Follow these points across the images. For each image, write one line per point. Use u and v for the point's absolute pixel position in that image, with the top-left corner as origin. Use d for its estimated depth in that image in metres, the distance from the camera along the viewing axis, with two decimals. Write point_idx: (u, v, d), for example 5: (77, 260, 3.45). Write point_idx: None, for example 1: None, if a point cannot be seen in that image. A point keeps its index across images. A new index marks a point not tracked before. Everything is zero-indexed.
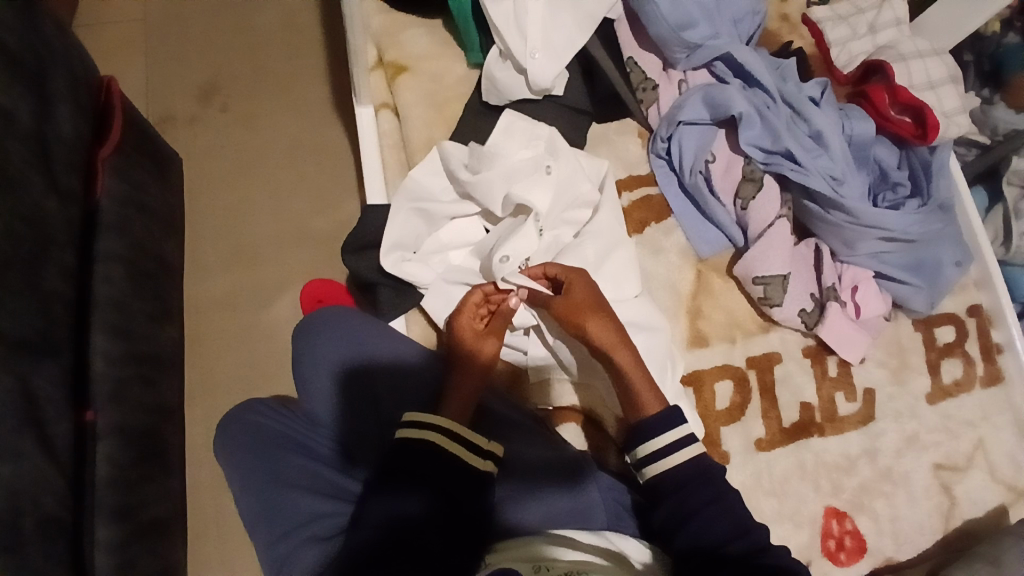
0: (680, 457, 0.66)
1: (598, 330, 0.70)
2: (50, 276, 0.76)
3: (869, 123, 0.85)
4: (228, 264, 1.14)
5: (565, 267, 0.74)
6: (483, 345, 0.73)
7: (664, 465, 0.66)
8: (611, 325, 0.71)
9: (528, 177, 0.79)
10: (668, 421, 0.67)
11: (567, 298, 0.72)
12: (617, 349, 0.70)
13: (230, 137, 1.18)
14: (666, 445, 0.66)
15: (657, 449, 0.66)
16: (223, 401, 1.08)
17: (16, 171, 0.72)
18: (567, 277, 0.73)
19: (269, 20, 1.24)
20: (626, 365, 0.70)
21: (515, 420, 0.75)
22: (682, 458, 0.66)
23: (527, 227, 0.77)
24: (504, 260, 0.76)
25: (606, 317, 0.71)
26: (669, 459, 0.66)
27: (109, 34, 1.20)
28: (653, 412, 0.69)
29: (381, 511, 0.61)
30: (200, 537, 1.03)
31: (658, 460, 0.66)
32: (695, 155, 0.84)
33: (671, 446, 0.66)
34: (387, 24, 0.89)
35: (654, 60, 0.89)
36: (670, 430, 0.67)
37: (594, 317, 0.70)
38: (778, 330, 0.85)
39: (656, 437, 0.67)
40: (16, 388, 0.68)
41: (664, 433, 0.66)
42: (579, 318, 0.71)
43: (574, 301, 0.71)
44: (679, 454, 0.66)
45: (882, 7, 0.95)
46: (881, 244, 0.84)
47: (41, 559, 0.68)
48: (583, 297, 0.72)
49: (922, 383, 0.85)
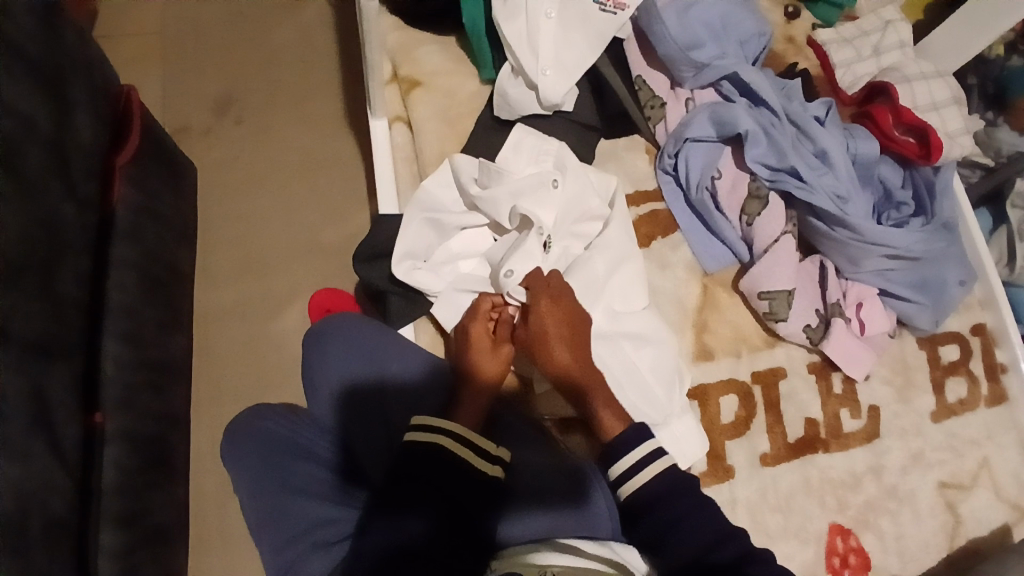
0: (650, 471, 0.67)
1: (560, 358, 0.72)
2: (64, 279, 0.77)
3: (873, 142, 0.87)
4: (238, 273, 1.15)
5: (540, 283, 0.75)
6: (500, 353, 0.75)
7: (635, 483, 0.67)
8: (569, 352, 0.72)
9: (536, 193, 0.79)
10: (637, 438, 0.69)
11: (528, 328, 0.73)
12: (579, 378, 0.72)
13: (245, 149, 1.21)
14: (635, 462, 0.68)
15: (629, 466, 0.68)
16: (231, 408, 1.09)
17: (36, 176, 0.74)
18: (537, 299, 0.74)
19: (285, 36, 1.27)
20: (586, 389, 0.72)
21: (516, 426, 0.76)
22: (652, 474, 0.67)
23: (531, 241, 0.77)
24: (508, 274, 0.76)
25: (566, 344, 0.72)
26: (640, 475, 0.67)
27: (129, 46, 1.23)
28: (614, 432, 0.71)
29: (389, 518, 0.61)
30: (204, 546, 1.03)
31: (630, 478, 0.67)
32: (702, 172, 0.86)
33: (640, 462, 0.68)
34: (402, 41, 0.92)
35: (661, 78, 0.91)
36: (640, 446, 0.68)
37: (555, 345, 0.72)
38: (784, 345, 0.85)
39: (625, 456, 0.68)
40: (28, 388, 0.69)
41: (632, 450, 0.68)
42: (537, 349, 0.72)
43: (537, 330, 0.72)
44: (651, 467, 0.67)
45: (886, 30, 0.97)
46: (885, 262, 0.85)
47: (47, 560, 0.68)
48: (544, 328, 0.72)
49: (927, 401, 0.86)
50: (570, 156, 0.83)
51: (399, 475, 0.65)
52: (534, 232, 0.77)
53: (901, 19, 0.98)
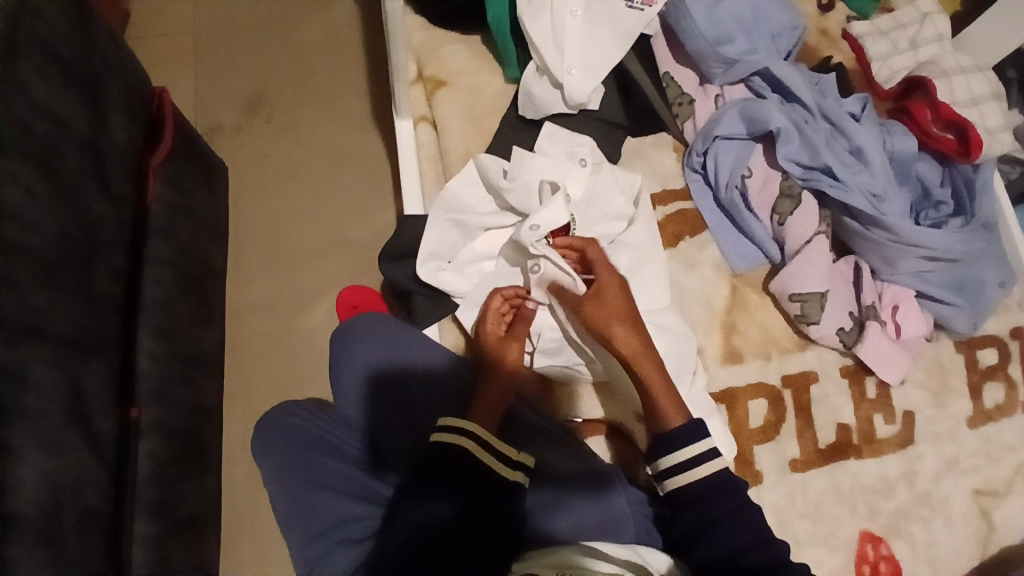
0: (704, 470, 0.65)
1: (624, 340, 0.71)
2: (100, 277, 0.80)
3: (911, 140, 0.84)
4: (268, 271, 1.17)
5: (603, 262, 0.75)
6: (506, 349, 0.75)
7: (685, 478, 0.66)
8: (636, 335, 0.71)
9: (564, 168, 0.80)
10: (693, 434, 0.66)
11: (597, 301, 0.73)
12: (643, 362, 0.71)
13: (274, 147, 1.22)
14: (688, 458, 0.66)
15: (680, 461, 0.66)
16: (261, 403, 1.11)
17: (73, 177, 0.76)
18: (601, 274, 0.74)
19: (314, 35, 1.28)
20: (648, 374, 0.70)
21: (533, 426, 0.75)
22: (705, 473, 0.65)
23: (558, 201, 0.77)
24: (533, 228, 0.76)
25: (633, 327, 0.72)
26: (692, 472, 0.66)
27: (160, 47, 1.25)
28: (675, 425, 0.68)
29: (412, 516, 0.61)
30: (234, 538, 1.05)
31: (678, 474, 0.66)
32: (731, 171, 0.84)
33: (693, 460, 0.66)
34: (427, 40, 0.91)
35: (690, 75, 0.89)
36: (693, 443, 0.66)
37: (621, 326, 0.71)
38: (816, 348, 0.83)
39: (678, 451, 0.66)
40: (66, 384, 0.72)
41: (687, 446, 0.66)
42: (606, 325, 0.71)
43: (606, 308, 0.72)
44: (705, 466, 0.65)
45: (924, 22, 0.93)
46: (922, 263, 0.82)
47: (82, 551, 0.71)
48: (614, 305, 0.72)
49: (963, 406, 0.83)
50: (597, 156, 0.83)
51: (423, 473, 0.64)
52: (562, 194, 0.77)
53: (938, 11, 0.94)
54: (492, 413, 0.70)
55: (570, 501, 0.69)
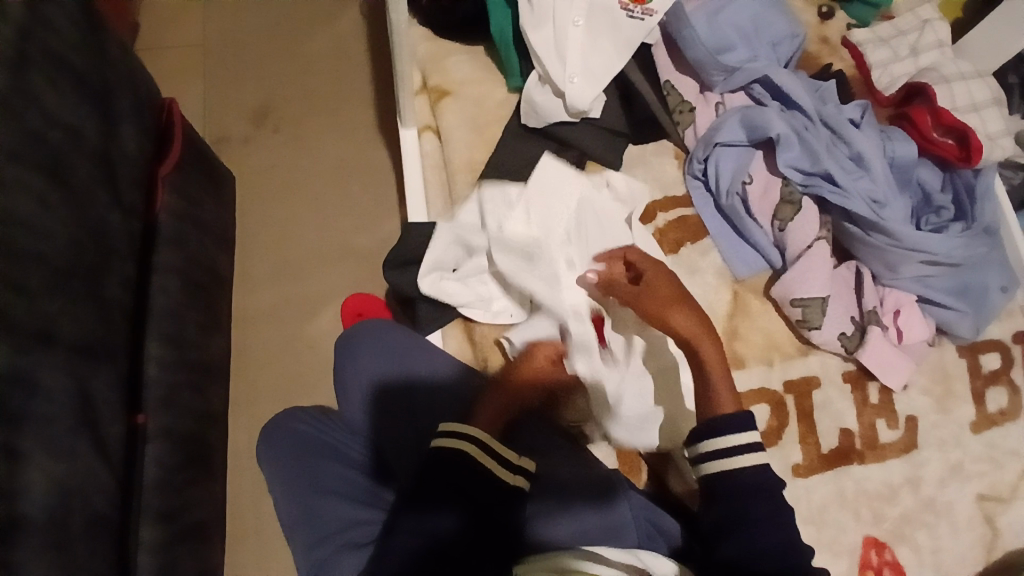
0: (744, 460, 0.64)
1: (683, 324, 0.70)
2: (110, 285, 0.82)
3: (912, 146, 0.84)
4: (274, 280, 1.18)
5: (647, 257, 0.76)
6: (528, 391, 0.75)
7: (724, 464, 0.64)
8: (693, 315, 0.70)
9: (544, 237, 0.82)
10: (744, 423, 0.65)
11: (648, 291, 0.72)
12: (702, 340, 0.69)
13: (281, 158, 1.24)
14: (734, 444, 0.64)
15: (723, 448, 0.64)
16: (266, 410, 1.12)
17: (84, 186, 0.78)
18: (651, 270, 0.75)
19: (320, 47, 1.30)
20: (709, 358, 0.69)
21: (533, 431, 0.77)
22: (747, 462, 0.64)
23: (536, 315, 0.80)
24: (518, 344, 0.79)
25: (687, 308, 0.71)
26: (734, 460, 0.64)
27: (170, 59, 1.27)
28: (727, 412, 0.67)
29: (415, 527, 0.61)
30: (239, 545, 1.06)
31: (718, 459, 0.65)
32: (732, 177, 0.85)
33: (739, 447, 0.64)
34: (432, 50, 0.92)
35: (690, 83, 0.90)
36: (745, 431, 0.64)
37: (677, 310, 0.70)
38: (818, 353, 0.83)
39: (726, 436, 0.64)
40: (75, 390, 0.73)
41: (738, 433, 0.64)
42: (662, 314, 0.71)
43: (658, 297, 0.72)
44: (746, 456, 0.64)
45: (924, 29, 0.94)
46: (924, 268, 0.82)
47: (88, 554, 0.72)
48: (663, 291, 0.72)
49: (966, 411, 0.82)
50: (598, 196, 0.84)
51: (424, 480, 0.64)
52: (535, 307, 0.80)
53: (939, 18, 0.95)
54: (495, 417, 0.71)
55: (573, 506, 0.70)
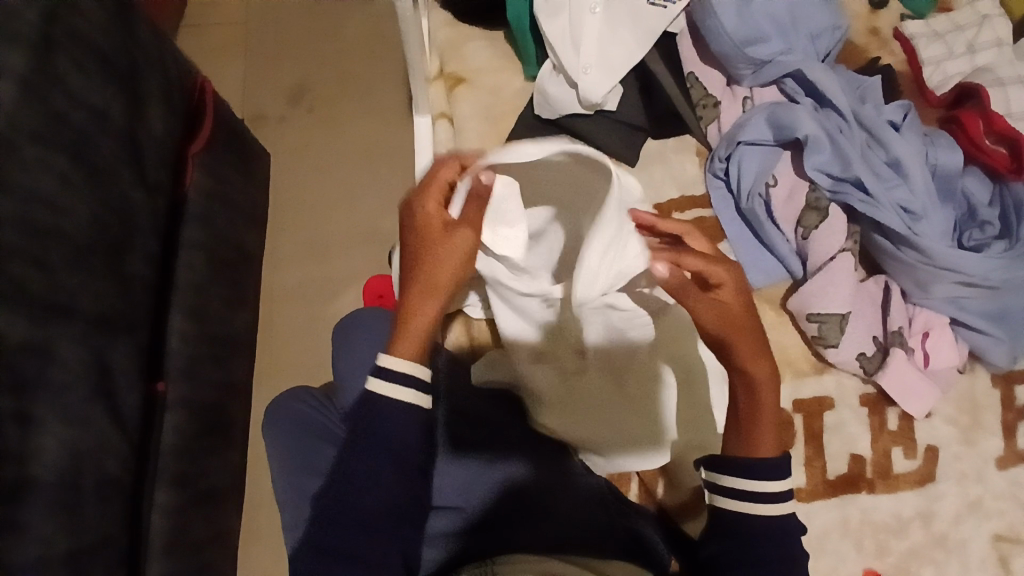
0: (766, 507, 0.54)
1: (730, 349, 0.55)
2: (132, 261, 0.83)
3: (958, 154, 0.78)
4: (302, 256, 1.20)
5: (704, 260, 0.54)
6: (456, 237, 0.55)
7: (742, 505, 0.54)
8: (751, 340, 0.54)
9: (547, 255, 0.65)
10: (776, 469, 0.54)
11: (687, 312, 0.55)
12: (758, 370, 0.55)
13: (314, 137, 1.25)
14: (761, 488, 0.54)
15: (749, 489, 0.54)
16: (286, 383, 1.15)
17: (106, 165, 0.78)
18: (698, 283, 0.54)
19: (359, 26, 1.30)
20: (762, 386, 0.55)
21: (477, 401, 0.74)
22: (769, 510, 0.54)
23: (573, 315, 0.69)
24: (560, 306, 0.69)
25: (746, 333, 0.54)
26: (753, 505, 0.54)
27: (214, 35, 1.30)
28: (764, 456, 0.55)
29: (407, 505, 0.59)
30: (255, 510, 1.10)
31: (734, 495, 0.55)
32: (755, 178, 0.79)
33: (761, 493, 0.54)
34: (451, 36, 0.90)
35: (716, 76, 0.84)
36: (774, 478, 0.54)
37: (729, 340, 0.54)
38: (834, 372, 0.78)
39: (750, 475, 0.54)
40: (91, 360, 0.75)
41: (767, 477, 0.54)
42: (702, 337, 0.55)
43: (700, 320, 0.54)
44: (768, 504, 0.54)
45: (982, 25, 0.87)
46: (958, 289, 0.75)
47: (98, 517, 0.75)
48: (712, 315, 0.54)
49: (994, 445, 0.76)
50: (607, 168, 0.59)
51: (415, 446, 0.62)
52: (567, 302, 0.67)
53: (1000, 14, 0.87)
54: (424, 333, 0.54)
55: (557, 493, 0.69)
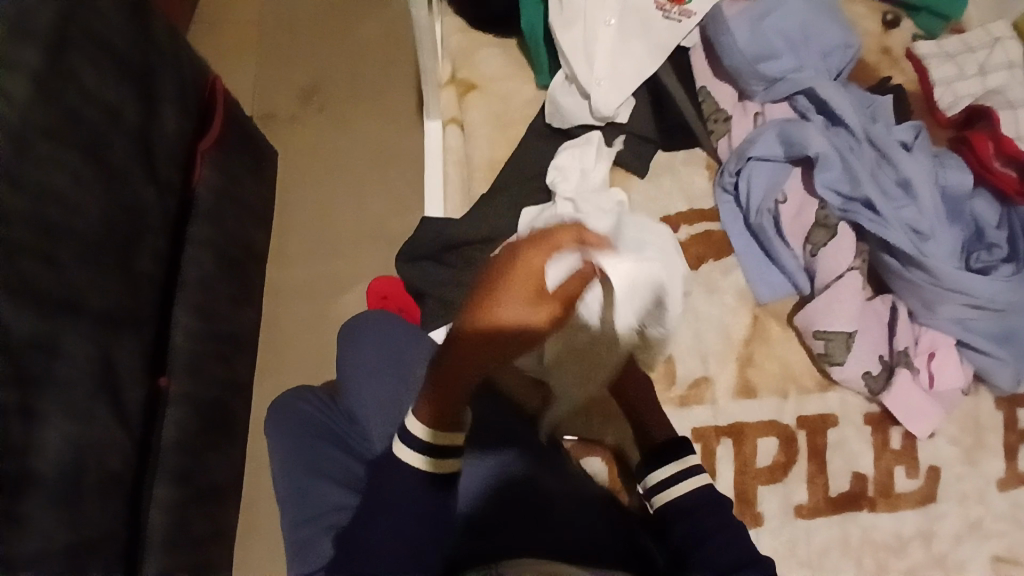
0: (684, 487, 0.63)
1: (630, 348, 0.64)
2: (141, 257, 0.83)
3: (966, 175, 0.79)
4: (308, 257, 1.20)
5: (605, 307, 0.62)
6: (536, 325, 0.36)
7: (670, 493, 0.64)
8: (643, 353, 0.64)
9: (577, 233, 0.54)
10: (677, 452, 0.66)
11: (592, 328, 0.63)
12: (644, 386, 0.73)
13: (324, 138, 1.26)
14: (673, 473, 0.64)
15: (663, 480, 0.64)
16: (289, 382, 1.14)
17: (118, 162, 0.78)
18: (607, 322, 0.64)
19: (371, 29, 1.31)
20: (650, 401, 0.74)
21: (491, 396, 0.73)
22: (687, 488, 0.63)
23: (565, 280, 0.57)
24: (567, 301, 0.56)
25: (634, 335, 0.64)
26: (678, 487, 0.63)
27: (226, 34, 1.30)
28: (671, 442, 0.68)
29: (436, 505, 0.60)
30: (253, 510, 1.09)
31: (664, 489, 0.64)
32: (764, 195, 0.80)
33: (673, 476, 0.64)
34: (464, 43, 0.91)
35: (728, 91, 0.85)
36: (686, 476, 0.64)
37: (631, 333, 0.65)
38: (838, 390, 0.78)
39: (660, 468, 0.65)
40: (97, 352, 0.74)
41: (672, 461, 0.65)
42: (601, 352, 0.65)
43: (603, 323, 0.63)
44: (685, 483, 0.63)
45: (994, 47, 0.88)
46: (965, 311, 0.76)
47: (98, 513, 0.73)
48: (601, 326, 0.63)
49: (996, 466, 0.76)
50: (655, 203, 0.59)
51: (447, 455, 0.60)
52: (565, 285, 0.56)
53: (1012, 36, 0.88)
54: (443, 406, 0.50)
55: (560, 515, 0.64)
